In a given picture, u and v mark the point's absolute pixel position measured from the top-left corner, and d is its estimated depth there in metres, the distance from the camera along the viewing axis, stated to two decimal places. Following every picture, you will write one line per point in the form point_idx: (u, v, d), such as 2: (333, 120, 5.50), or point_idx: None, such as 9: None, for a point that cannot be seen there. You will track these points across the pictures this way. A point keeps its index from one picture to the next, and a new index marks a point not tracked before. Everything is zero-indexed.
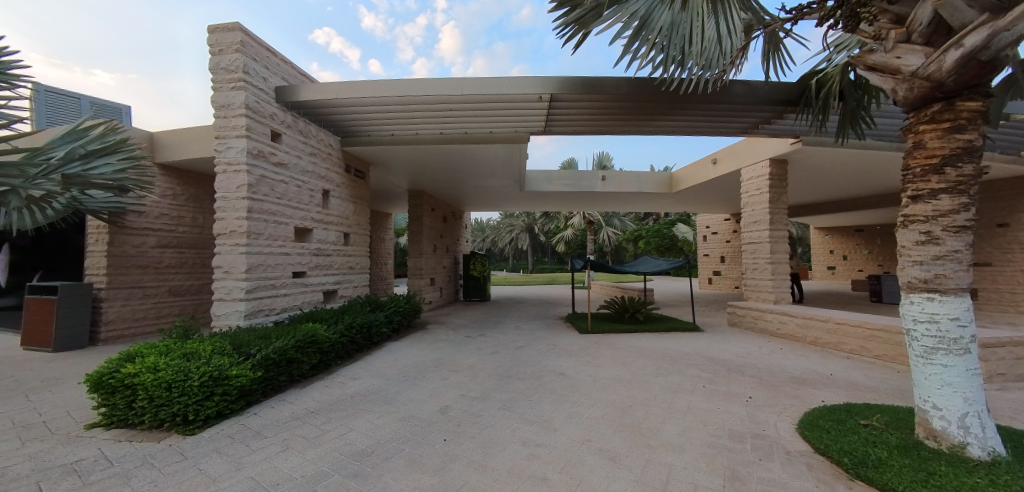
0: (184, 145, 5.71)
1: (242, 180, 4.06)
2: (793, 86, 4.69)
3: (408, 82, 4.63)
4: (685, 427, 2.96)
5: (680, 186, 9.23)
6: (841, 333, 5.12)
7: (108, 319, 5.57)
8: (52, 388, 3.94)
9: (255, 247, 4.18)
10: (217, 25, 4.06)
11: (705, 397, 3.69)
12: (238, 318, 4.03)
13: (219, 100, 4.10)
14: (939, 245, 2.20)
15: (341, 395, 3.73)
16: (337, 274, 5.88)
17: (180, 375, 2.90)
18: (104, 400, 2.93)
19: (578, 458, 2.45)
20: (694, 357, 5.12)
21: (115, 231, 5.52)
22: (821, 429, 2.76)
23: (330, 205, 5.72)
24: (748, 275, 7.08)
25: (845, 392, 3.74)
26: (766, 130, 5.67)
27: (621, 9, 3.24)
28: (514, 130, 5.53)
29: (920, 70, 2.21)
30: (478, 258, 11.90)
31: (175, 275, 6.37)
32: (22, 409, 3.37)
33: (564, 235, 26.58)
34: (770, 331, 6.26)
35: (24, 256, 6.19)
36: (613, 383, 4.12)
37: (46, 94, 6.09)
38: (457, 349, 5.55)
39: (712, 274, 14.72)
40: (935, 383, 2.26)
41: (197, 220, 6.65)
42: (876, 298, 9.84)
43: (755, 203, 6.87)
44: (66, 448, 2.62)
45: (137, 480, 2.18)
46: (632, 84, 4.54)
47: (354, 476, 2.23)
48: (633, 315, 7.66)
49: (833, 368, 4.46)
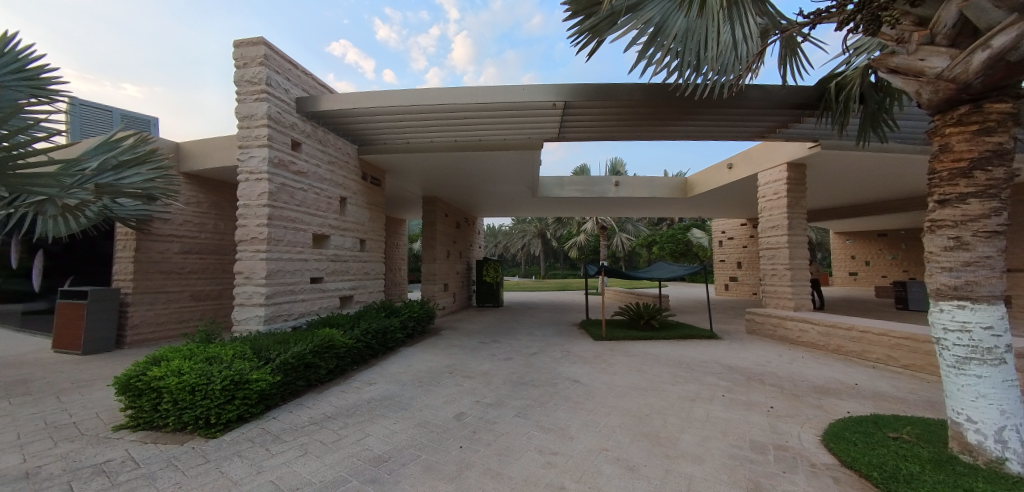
0: (208, 154, 5.91)
1: (263, 189, 4.18)
2: (812, 90, 4.61)
3: (422, 92, 4.71)
4: (704, 437, 2.91)
5: (694, 191, 9.12)
6: (865, 342, 4.95)
7: (133, 323, 5.72)
8: (82, 389, 4.09)
9: (275, 253, 4.29)
10: (242, 40, 4.21)
11: (724, 407, 3.61)
12: (258, 323, 4.12)
13: (243, 111, 4.23)
14: (969, 251, 2.13)
15: (357, 400, 3.76)
16: (353, 280, 5.95)
17: (203, 379, 2.99)
18: (131, 402, 3.03)
19: (596, 467, 2.43)
20: (712, 365, 5.03)
21: (142, 238, 5.71)
22: (848, 442, 2.67)
23: (347, 212, 5.82)
24: (766, 281, 6.90)
25: (872, 402, 3.62)
26: (783, 134, 5.57)
27: (636, 16, 3.33)
28: (527, 138, 5.56)
29: (946, 72, 2.15)
30: (491, 264, 11.89)
31: (196, 280, 6.53)
32: (54, 410, 3.51)
33: (576, 241, 26.42)
34: (790, 339, 6.10)
35: (55, 262, 6.45)
36: (629, 391, 4.06)
37: (80, 108, 6.39)
38: (471, 355, 5.55)
39: (728, 280, 14.45)
40: (968, 395, 2.17)
41: (219, 226, 6.82)
42: (902, 304, 9.48)
43: (773, 208, 6.74)
44: (95, 449, 2.70)
45: (162, 481, 2.24)
46: (646, 90, 4.54)
47: (371, 482, 2.24)
48: (648, 322, 7.54)
49: (857, 378, 4.32)
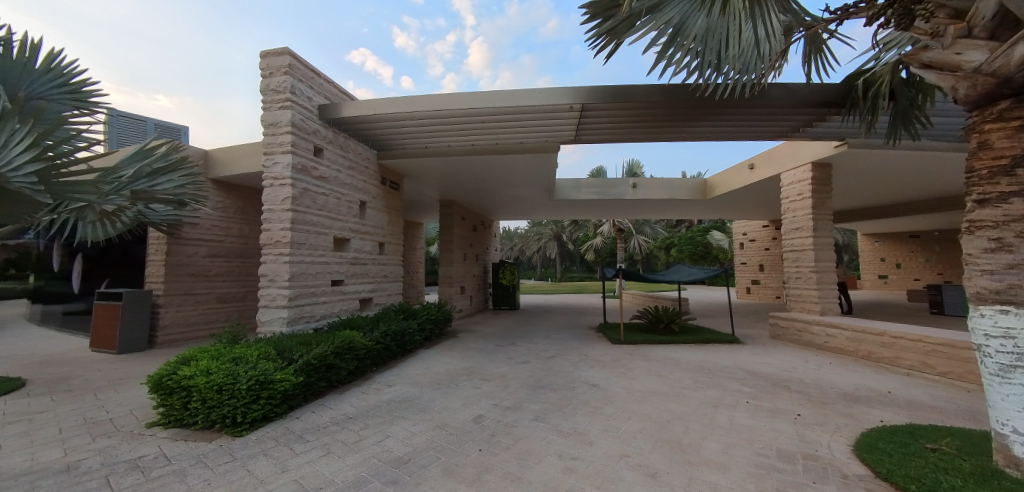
0: (233, 161, 6.13)
1: (287, 194, 4.30)
2: (838, 87, 4.47)
3: (441, 98, 4.77)
4: (728, 445, 2.84)
5: (714, 192, 8.95)
6: (898, 348, 4.74)
7: (163, 323, 5.94)
8: (117, 387, 4.26)
9: (298, 257, 4.40)
10: (268, 50, 4.36)
11: (749, 413, 3.51)
12: (282, 325, 4.23)
13: (268, 119, 4.37)
14: (1011, 253, 2.01)
15: (377, 401, 3.82)
16: (372, 282, 6.05)
17: (230, 378, 3.08)
18: (162, 400, 3.14)
19: (617, 473, 2.39)
20: (734, 370, 4.90)
21: (172, 242, 5.94)
22: (882, 452, 2.56)
23: (366, 216, 5.93)
24: (791, 284, 6.70)
25: (906, 411, 3.46)
26: (807, 133, 5.42)
27: (656, 17, 3.32)
28: (543, 141, 5.57)
29: (985, 66, 2.04)
30: (507, 267, 11.93)
31: (222, 283, 6.74)
32: (92, 407, 3.67)
33: (592, 243, 26.25)
34: (816, 344, 5.90)
35: (92, 264, 6.78)
36: (649, 397, 3.99)
37: (117, 118, 6.72)
38: (488, 358, 5.56)
39: (750, 283, 14.10)
40: (1014, 405, 2.04)
41: (244, 230, 7.04)
42: (937, 309, 9.06)
43: (797, 209, 6.55)
44: (129, 445, 2.81)
45: (192, 478, 2.31)
46: (664, 91, 4.49)
47: (392, 483, 2.26)
48: (667, 326, 7.41)
49: (890, 386, 4.14)
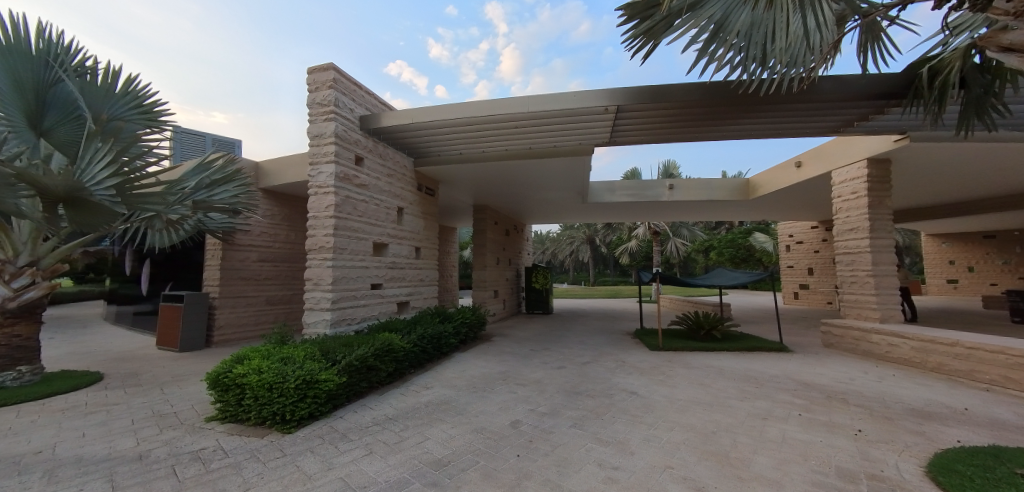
0: (281, 171, 6.50)
1: (330, 201, 4.51)
2: (899, 77, 4.14)
3: (476, 104, 4.87)
4: (781, 460, 2.67)
5: (757, 192, 8.52)
6: (975, 360, 4.30)
7: (219, 324, 6.37)
8: (180, 383, 4.60)
9: (340, 261, 4.58)
10: (314, 66, 4.61)
11: (802, 427, 3.29)
12: (325, 326, 4.43)
13: (314, 131, 4.62)
14: None
15: (416, 403, 3.90)
16: (408, 286, 6.20)
17: (280, 377, 3.23)
18: (219, 396, 3.36)
19: (661, 485, 2.31)
20: (784, 381, 4.62)
21: (226, 248, 6.36)
22: (962, 477, 2.30)
23: (403, 221, 6.10)
24: (845, 289, 6.25)
25: (987, 431, 3.13)
26: (863, 127, 5.04)
27: (696, 15, 3.20)
28: (577, 144, 5.51)
29: None
30: (540, 271, 11.90)
31: (270, 286, 7.15)
32: (159, 400, 3.98)
33: (626, 247, 25.72)
34: (877, 354, 5.47)
35: (157, 269, 7.41)
36: (691, 406, 3.83)
37: (180, 134, 7.31)
38: (523, 363, 5.53)
39: (798, 287, 13.31)
40: None
41: (289, 236, 7.44)
42: (1020, 317, 8.14)
43: (852, 208, 6.12)
44: (191, 437, 3.02)
45: (248, 471, 2.45)
46: (704, 88, 4.35)
47: (433, 485, 2.30)
48: (708, 332, 7.11)
49: (967, 402, 3.76)
